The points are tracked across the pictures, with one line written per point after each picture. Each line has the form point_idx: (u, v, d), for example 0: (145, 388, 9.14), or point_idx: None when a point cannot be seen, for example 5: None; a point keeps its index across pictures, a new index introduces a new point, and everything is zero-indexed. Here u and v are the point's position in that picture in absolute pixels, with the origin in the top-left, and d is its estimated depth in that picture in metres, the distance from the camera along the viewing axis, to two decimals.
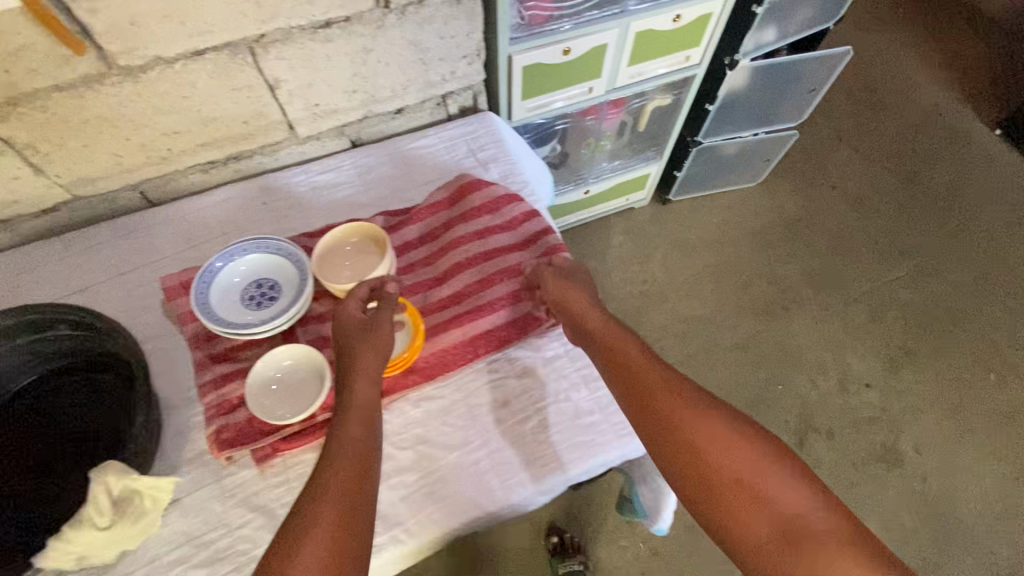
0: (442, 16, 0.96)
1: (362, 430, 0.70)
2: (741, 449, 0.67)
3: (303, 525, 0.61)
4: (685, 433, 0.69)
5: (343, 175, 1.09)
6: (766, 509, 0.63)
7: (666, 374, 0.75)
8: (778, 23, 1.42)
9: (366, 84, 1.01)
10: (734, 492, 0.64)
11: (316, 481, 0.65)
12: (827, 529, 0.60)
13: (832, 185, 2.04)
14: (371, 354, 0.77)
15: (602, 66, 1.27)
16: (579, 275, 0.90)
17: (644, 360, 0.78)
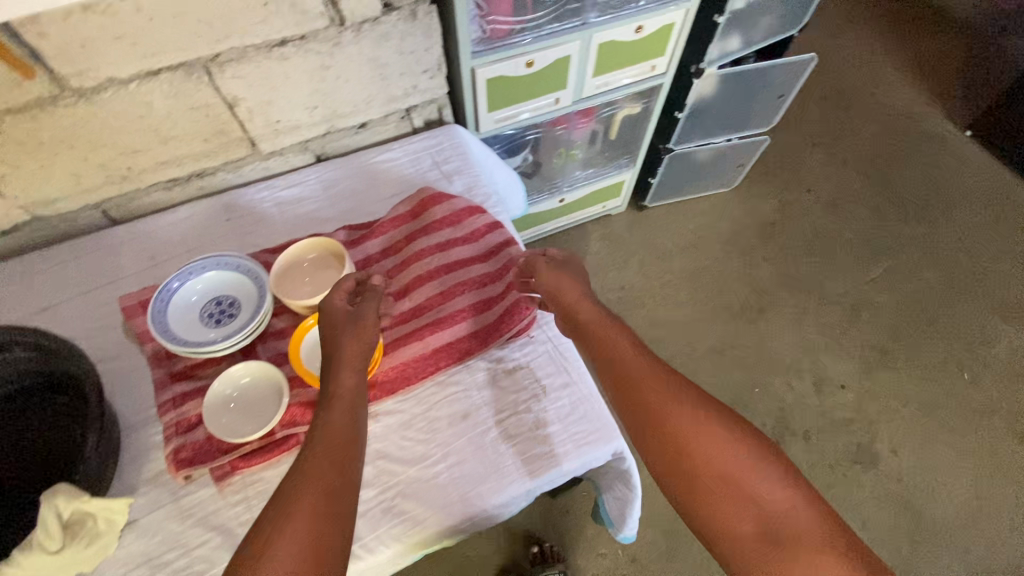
0: (400, 32, 0.97)
1: (348, 419, 0.72)
2: (725, 444, 0.67)
3: (282, 511, 0.61)
4: (669, 425, 0.70)
5: (307, 190, 1.09)
6: (748, 506, 0.63)
7: (653, 364, 0.77)
8: (742, 32, 1.45)
9: (327, 100, 1.02)
10: (717, 489, 0.65)
11: (298, 468, 0.66)
12: (810, 530, 0.61)
13: (806, 188, 2.06)
14: (354, 342, 0.79)
15: (568, 77, 1.29)
16: (572, 266, 0.94)
17: (633, 351, 0.79)
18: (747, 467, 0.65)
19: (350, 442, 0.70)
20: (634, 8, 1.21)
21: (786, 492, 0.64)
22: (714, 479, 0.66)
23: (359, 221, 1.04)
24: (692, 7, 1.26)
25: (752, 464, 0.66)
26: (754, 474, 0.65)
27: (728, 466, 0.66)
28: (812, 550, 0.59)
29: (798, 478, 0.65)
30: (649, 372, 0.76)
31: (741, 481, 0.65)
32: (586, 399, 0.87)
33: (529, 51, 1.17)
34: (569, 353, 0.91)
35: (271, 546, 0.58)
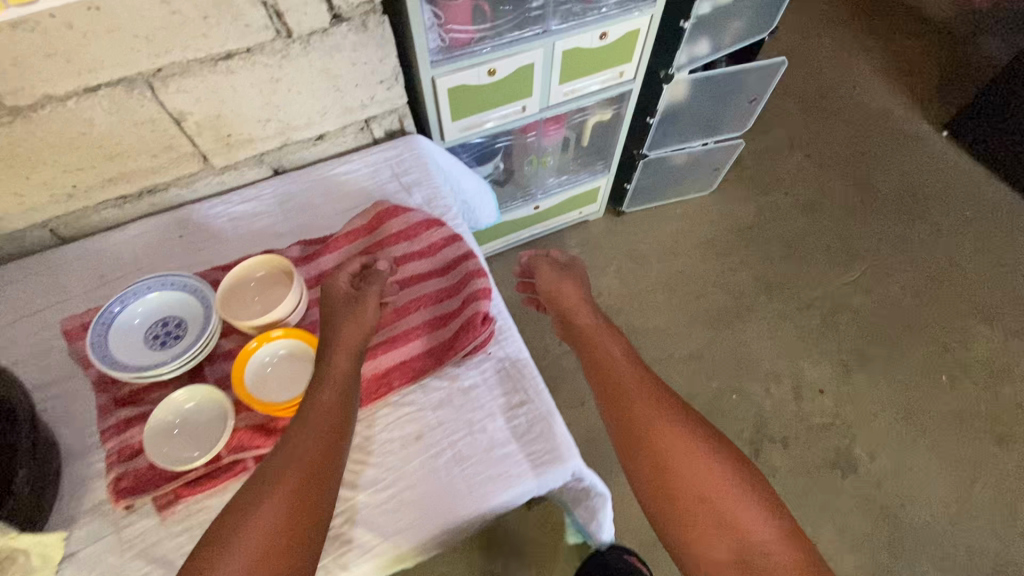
0: (351, 43, 0.95)
1: (338, 403, 0.74)
2: (710, 470, 0.76)
3: (267, 487, 0.65)
4: (657, 444, 0.79)
5: (264, 204, 1.07)
6: (724, 529, 0.72)
7: (646, 384, 0.87)
8: (711, 36, 1.43)
9: (279, 113, 1.00)
10: (699, 512, 0.74)
11: (287, 446, 0.69)
12: (781, 559, 0.69)
13: (784, 191, 2.06)
14: (353, 327, 0.82)
15: (533, 84, 1.27)
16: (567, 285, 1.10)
17: (628, 369, 0.90)
18: (729, 496, 0.74)
19: (337, 425, 0.72)
20: (597, 14, 1.20)
21: (764, 523, 0.72)
22: (695, 501, 0.74)
23: (314, 236, 1.02)
24: (656, 13, 1.25)
25: (734, 494, 0.74)
26: (734, 502, 0.74)
27: (710, 490, 0.74)
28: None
29: (779, 512, 0.74)
30: (646, 393, 0.85)
31: (723, 508, 0.73)
32: (543, 418, 0.85)
33: (491, 59, 1.16)
34: (525, 370, 0.88)
35: (252, 519, 0.62)
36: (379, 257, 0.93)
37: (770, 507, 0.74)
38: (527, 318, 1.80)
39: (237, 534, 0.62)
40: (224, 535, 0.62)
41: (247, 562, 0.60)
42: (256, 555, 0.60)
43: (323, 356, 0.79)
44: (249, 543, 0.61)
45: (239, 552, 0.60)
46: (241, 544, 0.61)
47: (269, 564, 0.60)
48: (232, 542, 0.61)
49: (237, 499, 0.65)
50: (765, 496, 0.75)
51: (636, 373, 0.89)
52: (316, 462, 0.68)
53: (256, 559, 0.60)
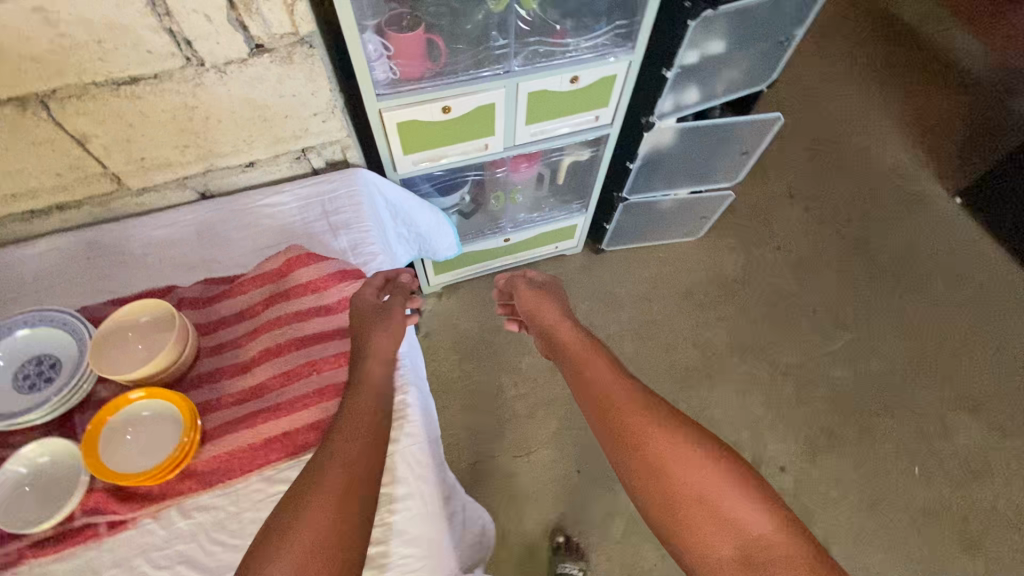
0: (276, 75, 0.87)
1: (372, 408, 0.78)
2: (705, 470, 0.79)
3: (312, 487, 0.69)
4: (648, 450, 0.83)
5: (183, 231, 1.01)
6: (725, 528, 0.75)
7: (633, 392, 0.92)
8: (699, 85, 1.32)
9: (199, 139, 0.93)
10: (697, 513, 0.77)
11: (327, 449, 0.73)
12: (782, 551, 0.72)
13: (776, 245, 1.95)
14: (384, 337, 0.86)
15: (495, 123, 1.19)
16: (551, 295, 1.23)
17: (614, 381, 0.94)
18: (727, 492, 0.77)
19: (373, 430, 0.76)
20: (569, 56, 1.11)
21: (762, 517, 0.75)
22: (694, 503, 0.78)
23: (224, 275, 0.96)
24: (635, 60, 1.15)
25: (731, 491, 0.77)
26: (731, 499, 0.76)
27: (708, 490, 0.77)
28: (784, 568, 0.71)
29: (775, 504, 0.77)
30: (632, 402, 0.89)
31: (722, 506, 0.76)
32: (421, 517, 0.78)
33: (446, 97, 1.07)
34: (413, 457, 0.82)
35: (302, 516, 0.66)
36: (399, 273, 1.00)
37: (766, 500, 0.77)
38: (485, 353, 1.73)
39: (288, 530, 0.65)
40: (279, 534, 0.65)
41: (300, 558, 0.63)
42: (308, 550, 0.64)
43: (357, 361, 0.82)
44: (299, 537, 0.64)
45: (292, 546, 0.64)
46: (295, 537, 0.64)
47: (319, 557, 0.63)
48: (285, 536, 0.65)
49: (285, 499, 0.69)
50: (761, 491, 0.77)
51: (624, 387, 0.93)
52: (356, 463, 0.71)
53: (307, 553, 0.64)
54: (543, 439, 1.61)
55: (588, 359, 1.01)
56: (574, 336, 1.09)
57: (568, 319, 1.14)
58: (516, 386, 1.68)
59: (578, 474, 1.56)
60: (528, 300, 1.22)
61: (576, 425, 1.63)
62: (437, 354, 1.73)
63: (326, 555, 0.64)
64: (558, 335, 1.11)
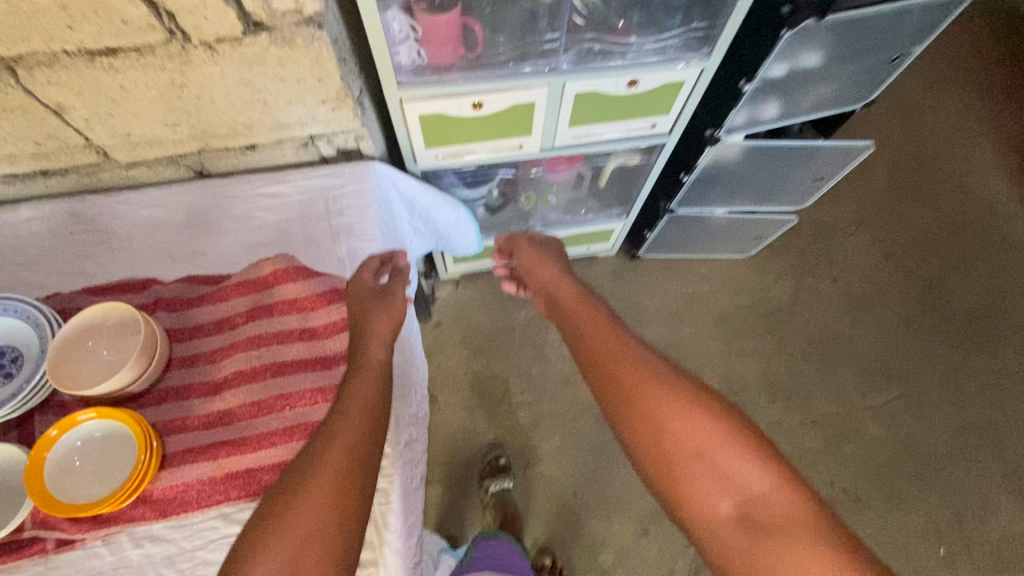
0: (275, 58, 0.74)
1: (373, 391, 0.72)
2: (702, 423, 0.74)
3: (309, 472, 0.64)
4: (643, 405, 0.78)
5: (174, 214, 0.92)
6: (724, 483, 0.70)
7: (630, 344, 0.87)
8: (782, 100, 1.12)
9: (191, 119, 0.82)
10: (693, 469, 0.72)
11: (323, 432, 0.67)
12: (781, 507, 0.67)
13: (833, 277, 1.75)
14: (385, 320, 0.79)
15: (534, 123, 1.03)
16: (550, 246, 1.18)
17: (610, 335, 0.89)
18: (725, 447, 0.72)
19: (374, 413, 0.70)
20: (629, 55, 0.93)
21: (764, 474, 0.69)
22: (691, 457, 0.73)
23: (209, 274, 0.87)
24: (708, 68, 0.97)
25: (730, 446, 0.72)
26: (728, 454, 0.71)
27: (707, 442, 0.72)
28: (787, 528, 0.65)
29: (776, 459, 0.71)
30: (626, 355, 0.85)
31: (720, 461, 0.71)
32: None
33: (480, 91, 0.92)
34: (383, 520, 0.75)
35: (299, 502, 0.61)
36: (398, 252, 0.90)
37: (768, 458, 0.71)
38: (496, 353, 1.64)
39: (282, 517, 0.60)
40: (273, 518, 0.61)
41: (294, 546, 0.59)
42: (304, 540, 0.59)
43: (356, 348, 0.75)
44: (296, 525, 0.60)
45: (286, 533, 0.59)
46: (291, 524, 0.60)
47: (317, 548, 0.59)
48: (281, 523, 0.60)
49: (282, 480, 0.64)
50: (762, 449, 0.71)
51: (620, 343, 0.87)
52: (357, 451, 0.66)
53: (303, 543, 0.59)
54: (543, 453, 1.53)
55: (591, 316, 0.95)
56: (577, 295, 1.02)
57: (567, 276, 1.07)
58: (523, 393, 1.59)
59: (574, 496, 1.48)
60: (526, 256, 1.16)
61: (580, 444, 1.53)
62: (445, 346, 1.65)
63: (323, 546, 0.60)
64: (559, 291, 1.06)
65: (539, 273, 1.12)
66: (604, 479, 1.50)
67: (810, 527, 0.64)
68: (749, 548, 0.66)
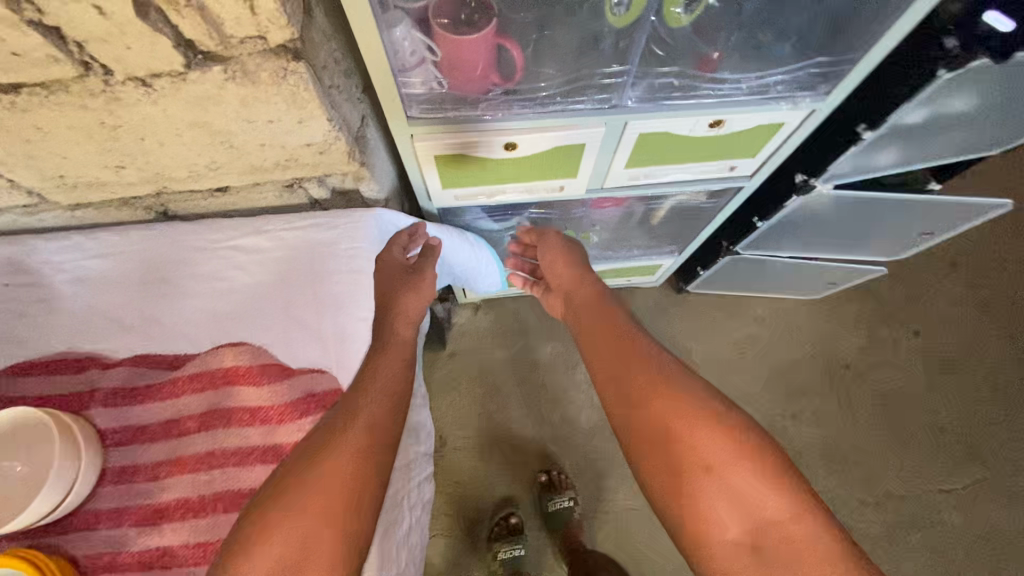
0: (236, 97, 0.53)
1: (398, 369, 0.65)
2: (713, 433, 0.58)
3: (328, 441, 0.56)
4: (642, 403, 0.62)
5: (128, 269, 0.74)
6: (735, 503, 0.55)
7: (634, 332, 0.70)
8: (902, 149, 0.88)
9: (138, 161, 0.63)
10: (700, 486, 0.56)
11: (347, 404, 0.59)
12: (801, 547, 0.52)
13: (915, 330, 1.50)
14: (412, 301, 0.70)
15: (582, 166, 0.81)
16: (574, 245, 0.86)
17: (606, 316, 0.73)
18: (738, 461, 0.56)
19: (400, 394, 0.63)
20: (719, 91, 0.69)
21: (779, 497, 0.54)
22: (697, 473, 0.57)
23: (163, 354, 0.69)
24: (821, 111, 0.73)
25: (744, 461, 0.56)
26: (744, 473, 0.55)
27: (719, 458, 0.56)
28: (803, 567, 0.51)
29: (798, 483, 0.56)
30: (629, 345, 0.68)
31: (731, 478, 0.55)
32: None
33: (517, 131, 0.71)
34: None
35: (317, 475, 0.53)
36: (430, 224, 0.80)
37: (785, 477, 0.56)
38: (515, 391, 1.45)
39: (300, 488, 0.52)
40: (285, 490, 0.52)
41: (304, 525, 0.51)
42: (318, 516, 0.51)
43: (381, 326, 0.68)
44: (313, 496, 0.52)
45: (303, 509, 0.51)
46: (306, 493, 0.52)
47: (333, 526, 0.52)
48: (296, 496, 0.52)
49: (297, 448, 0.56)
50: (781, 471, 0.56)
51: (626, 344, 0.68)
52: (381, 428, 0.59)
53: (320, 522, 0.51)
54: None
55: (598, 314, 0.74)
56: (585, 285, 0.79)
57: (585, 270, 0.81)
58: (542, 441, 1.41)
59: None
60: (550, 247, 0.85)
61: (605, 508, 1.35)
62: (456, 381, 1.46)
63: (339, 521, 0.52)
64: (563, 274, 0.82)
65: (551, 266, 0.84)
66: (630, 551, 1.32)
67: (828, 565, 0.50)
68: None
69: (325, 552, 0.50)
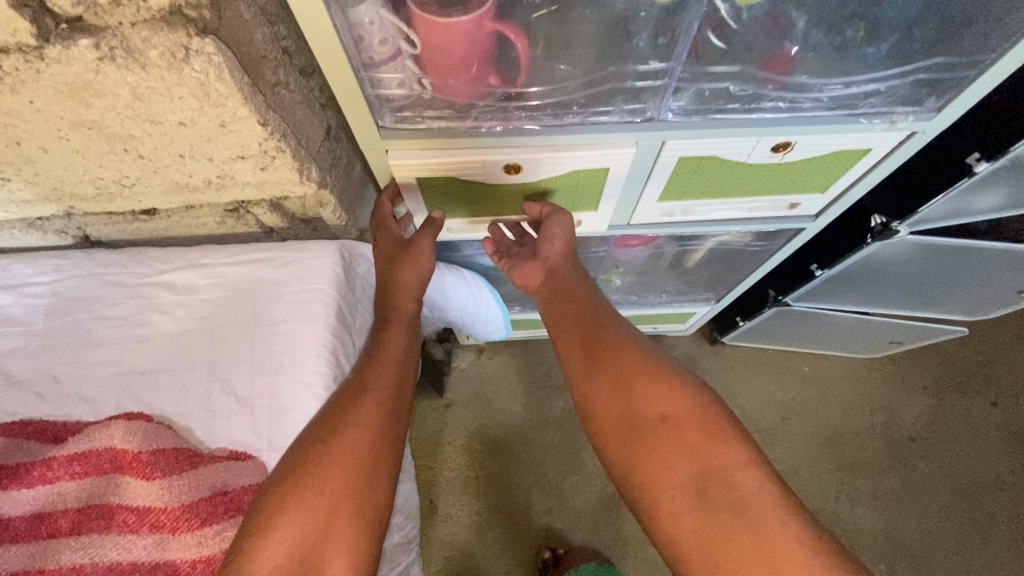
0: (125, 86, 0.39)
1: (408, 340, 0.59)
2: (671, 389, 0.55)
3: (337, 417, 0.50)
4: (606, 365, 0.57)
5: (25, 304, 0.59)
6: (686, 454, 0.51)
7: (597, 297, 0.63)
8: (1015, 190, 0.69)
9: (22, 172, 0.48)
10: (650, 437, 0.53)
11: (354, 377, 0.53)
12: (748, 494, 0.49)
13: (992, 400, 1.27)
14: (408, 273, 0.60)
15: (604, 199, 0.65)
16: (564, 225, 0.63)
17: (576, 280, 0.63)
18: (695, 416, 0.53)
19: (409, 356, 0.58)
20: (787, 102, 0.52)
21: (730, 447, 0.51)
22: (652, 423, 0.53)
23: (51, 420, 0.53)
24: (922, 134, 0.55)
25: (697, 417, 0.53)
26: (698, 426, 0.53)
27: (674, 409, 0.53)
28: (752, 514, 0.48)
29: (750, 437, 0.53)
30: (591, 310, 0.61)
31: (685, 432, 0.52)
32: None
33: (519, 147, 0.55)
34: None
35: (331, 452, 0.48)
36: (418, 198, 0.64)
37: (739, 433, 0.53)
38: (519, 454, 1.18)
39: (314, 464, 0.47)
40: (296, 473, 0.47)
41: (317, 509, 0.46)
42: (334, 497, 0.47)
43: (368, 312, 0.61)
44: (326, 477, 0.47)
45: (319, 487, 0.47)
46: (318, 476, 0.47)
47: (354, 499, 0.47)
48: (310, 477, 0.47)
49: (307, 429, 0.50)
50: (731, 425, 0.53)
51: (589, 310, 0.61)
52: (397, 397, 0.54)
53: (339, 497, 0.47)
54: None
55: (570, 296, 0.62)
56: (568, 264, 0.64)
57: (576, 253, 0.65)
58: (550, 515, 1.14)
59: None
60: (553, 229, 0.63)
61: None
62: (444, 441, 1.20)
63: (355, 500, 0.47)
64: (554, 253, 0.64)
65: (546, 244, 0.64)
66: None
67: (775, 511, 0.48)
68: (702, 528, 0.48)
69: (344, 530, 0.46)
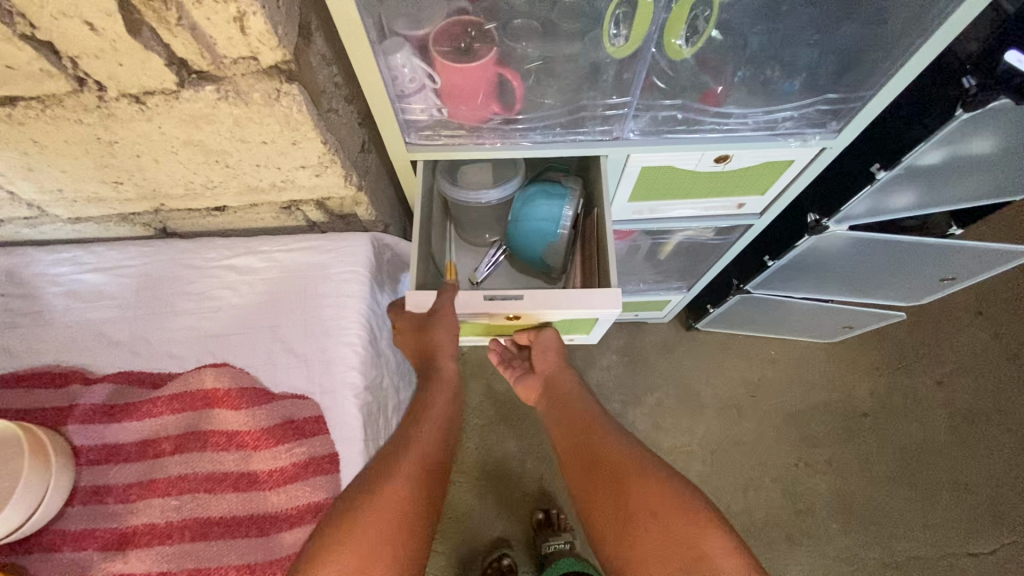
0: (228, 116, 0.54)
1: (449, 401, 0.69)
2: (659, 487, 0.62)
3: (383, 470, 0.60)
4: (601, 460, 0.67)
5: (118, 282, 0.73)
6: (672, 545, 0.59)
7: (592, 409, 0.74)
8: (921, 191, 0.83)
9: (133, 177, 0.63)
10: (640, 530, 0.61)
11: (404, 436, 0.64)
12: None
13: (937, 379, 1.42)
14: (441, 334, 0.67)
15: (596, 328, 0.77)
16: (546, 339, 0.79)
17: (576, 393, 0.77)
18: (682, 512, 0.60)
19: (450, 420, 0.69)
20: (723, 126, 0.67)
21: (711, 537, 0.58)
22: (640, 515, 0.61)
23: (147, 371, 0.68)
24: (831, 149, 0.71)
25: (681, 512, 0.60)
26: (681, 517, 0.60)
27: (666, 508, 0.60)
28: None
29: (726, 526, 0.60)
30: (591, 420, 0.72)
31: (673, 526, 0.59)
32: None
33: (521, 300, 0.64)
34: None
35: (375, 500, 0.57)
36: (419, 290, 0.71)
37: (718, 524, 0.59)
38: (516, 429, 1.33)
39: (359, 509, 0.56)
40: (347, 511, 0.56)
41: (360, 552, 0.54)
42: (375, 541, 0.55)
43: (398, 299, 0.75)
44: (365, 519, 0.55)
45: (360, 530, 0.55)
46: (364, 520, 0.55)
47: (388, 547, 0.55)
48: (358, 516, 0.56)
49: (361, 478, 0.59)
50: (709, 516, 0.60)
51: (587, 417, 0.73)
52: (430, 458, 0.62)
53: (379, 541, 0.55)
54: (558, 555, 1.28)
55: (568, 403, 0.76)
56: (563, 373, 0.79)
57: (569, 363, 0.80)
58: (541, 481, 1.28)
59: None
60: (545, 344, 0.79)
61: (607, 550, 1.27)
62: None
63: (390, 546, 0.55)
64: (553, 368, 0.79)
65: (541, 356, 0.80)
66: None
67: None
68: None
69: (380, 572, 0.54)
